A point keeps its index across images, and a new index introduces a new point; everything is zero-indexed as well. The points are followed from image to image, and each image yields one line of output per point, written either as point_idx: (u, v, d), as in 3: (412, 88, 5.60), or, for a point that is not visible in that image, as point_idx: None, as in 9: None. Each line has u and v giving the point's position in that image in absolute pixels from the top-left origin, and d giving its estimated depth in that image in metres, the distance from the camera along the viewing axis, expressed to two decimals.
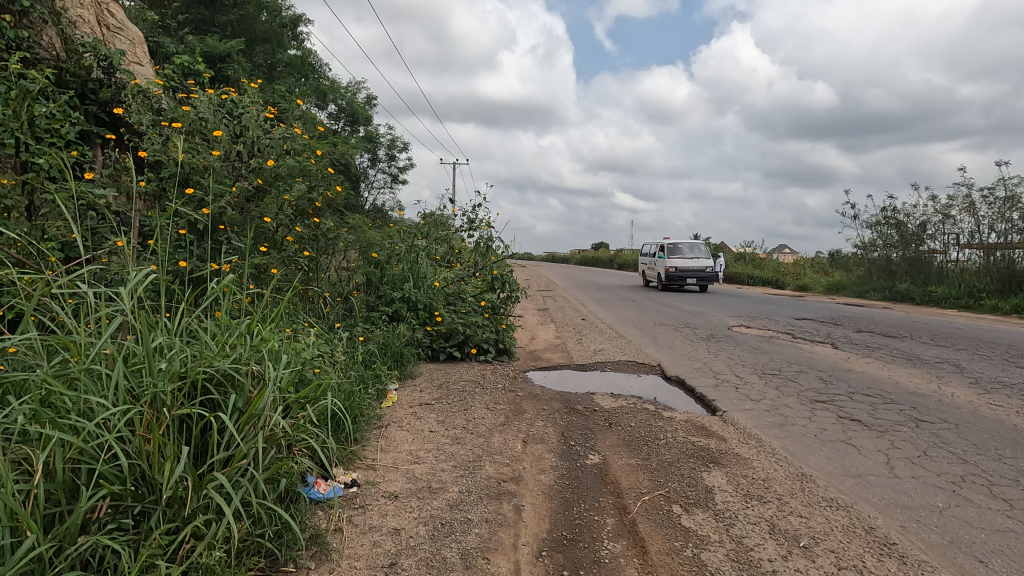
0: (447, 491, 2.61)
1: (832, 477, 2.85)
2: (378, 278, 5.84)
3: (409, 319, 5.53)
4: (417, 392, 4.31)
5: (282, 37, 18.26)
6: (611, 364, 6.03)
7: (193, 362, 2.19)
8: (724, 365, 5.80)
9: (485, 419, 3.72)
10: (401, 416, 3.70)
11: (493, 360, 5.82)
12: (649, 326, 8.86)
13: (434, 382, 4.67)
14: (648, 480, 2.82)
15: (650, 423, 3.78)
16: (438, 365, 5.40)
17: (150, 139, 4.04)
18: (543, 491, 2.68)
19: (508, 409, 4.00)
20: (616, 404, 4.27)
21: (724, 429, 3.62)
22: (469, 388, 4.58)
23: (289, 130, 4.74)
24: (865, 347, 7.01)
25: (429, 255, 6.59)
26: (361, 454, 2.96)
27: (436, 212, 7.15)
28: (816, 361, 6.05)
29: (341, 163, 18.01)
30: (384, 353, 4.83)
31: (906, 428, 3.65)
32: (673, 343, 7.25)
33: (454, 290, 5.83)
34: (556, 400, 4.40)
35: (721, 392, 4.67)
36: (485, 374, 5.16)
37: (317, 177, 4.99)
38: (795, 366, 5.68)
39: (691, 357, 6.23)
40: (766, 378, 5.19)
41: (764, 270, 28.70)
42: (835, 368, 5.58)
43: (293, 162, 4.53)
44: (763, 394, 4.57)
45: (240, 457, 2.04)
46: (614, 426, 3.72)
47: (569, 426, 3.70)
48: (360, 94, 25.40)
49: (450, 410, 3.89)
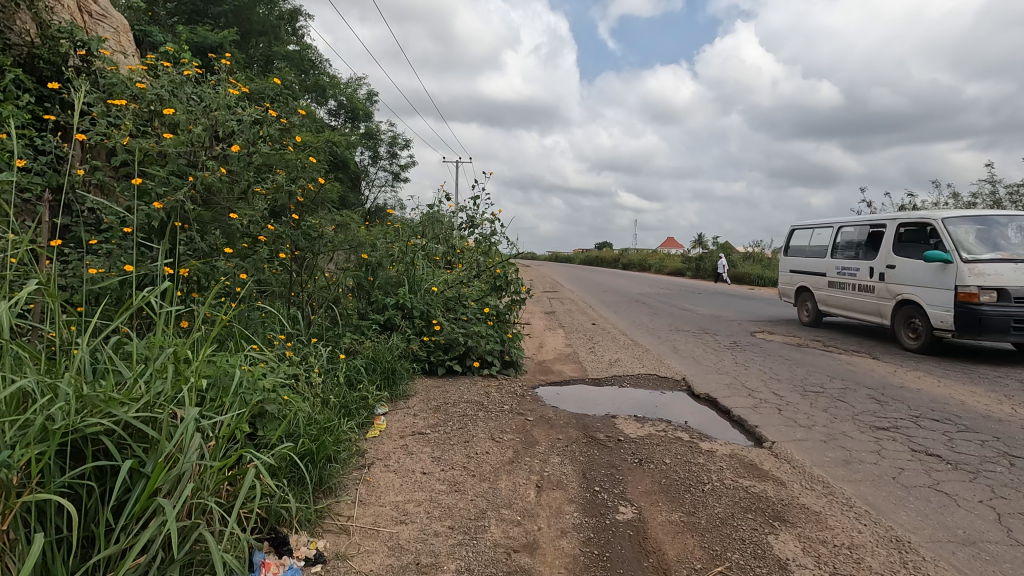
0: (441, 571, 1.98)
1: (937, 545, 2.21)
2: (370, 282, 5.25)
3: (402, 328, 4.91)
4: (410, 418, 3.68)
5: (279, 30, 17.67)
6: (630, 379, 5.39)
7: (82, 412, 1.59)
8: (758, 380, 5.16)
9: (489, 455, 3.09)
10: (389, 452, 3.07)
11: (498, 374, 5.15)
12: (666, 333, 8.20)
13: (430, 404, 4.03)
14: (699, 548, 2.20)
15: (688, 459, 3.14)
16: (436, 380, 4.78)
17: (94, 121, 3.44)
18: (566, 567, 2.06)
19: (517, 440, 3.37)
20: (644, 432, 3.63)
21: (780, 469, 2.99)
22: (471, 410, 3.95)
23: (262, 112, 4.12)
24: (908, 357, 6.35)
25: (427, 258, 5.97)
26: (332, 512, 2.34)
27: (434, 209, 6.54)
28: (860, 374, 5.41)
29: (339, 160, 17.44)
30: (373, 368, 4.19)
31: (1001, 468, 3.01)
32: (696, 353, 6.59)
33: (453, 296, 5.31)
34: (572, 425, 3.76)
35: (763, 416, 4.02)
36: (489, 393, 4.52)
37: (297, 167, 4.37)
38: (839, 382, 5.04)
39: (718, 370, 5.58)
40: (810, 397, 4.54)
41: (775, 270, 27.96)
42: (885, 384, 4.94)
43: (265, 148, 3.91)
44: (812, 419, 3.92)
45: (136, 552, 1.45)
46: (646, 463, 3.09)
47: (590, 464, 3.07)
48: (361, 91, 24.88)
49: (448, 441, 3.26)
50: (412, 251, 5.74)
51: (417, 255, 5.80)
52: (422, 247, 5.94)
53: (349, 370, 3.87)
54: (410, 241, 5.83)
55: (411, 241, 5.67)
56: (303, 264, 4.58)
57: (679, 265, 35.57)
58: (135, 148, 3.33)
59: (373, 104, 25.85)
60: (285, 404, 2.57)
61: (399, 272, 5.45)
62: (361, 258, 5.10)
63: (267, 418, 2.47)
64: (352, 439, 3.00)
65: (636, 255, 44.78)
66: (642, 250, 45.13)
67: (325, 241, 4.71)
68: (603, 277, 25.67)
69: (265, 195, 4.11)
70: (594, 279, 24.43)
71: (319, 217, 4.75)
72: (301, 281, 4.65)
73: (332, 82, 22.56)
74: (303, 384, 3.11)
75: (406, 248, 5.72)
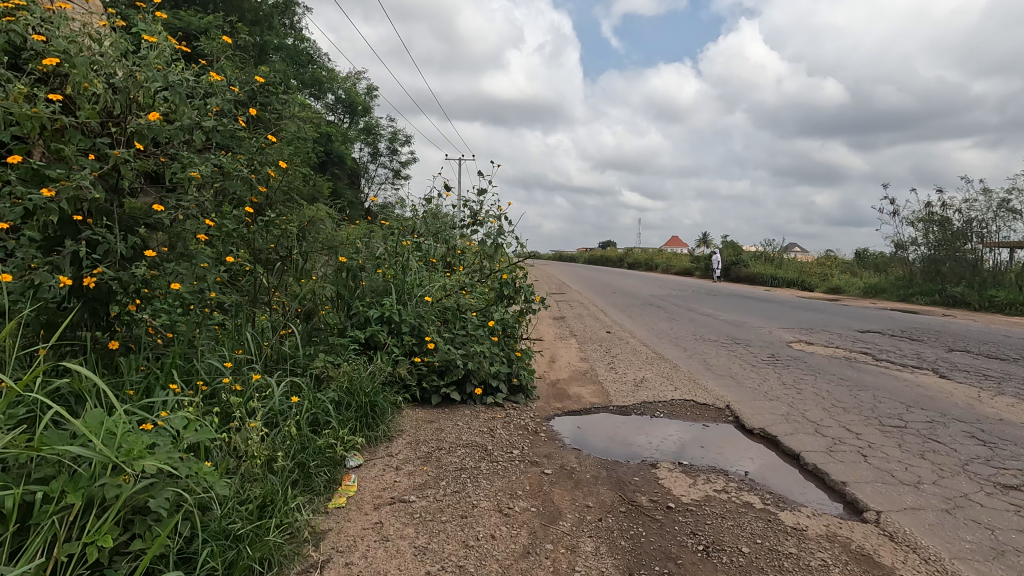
0: None
1: None
2: (350, 291, 4.38)
3: (388, 347, 4.04)
4: (392, 476, 2.80)
5: (273, 19, 16.84)
6: (663, 405, 4.50)
7: None
8: (819, 408, 4.28)
9: (496, 540, 2.22)
10: (356, 536, 2.20)
11: (504, 402, 4.26)
12: (692, 344, 7.28)
13: (420, 449, 3.16)
14: None
15: (772, 545, 2.26)
16: (429, 412, 3.90)
17: None
18: None
19: (534, 511, 2.49)
20: (700, 494, 2.75)
21: (910, 567, 2.11)
22: (473, 458, 3.09)
23: (200, 75, 3.16)
24: (982, 376, 5.44)
25: (420, 263, 5.10)
26: None
27: (432, 204, 5.68)
28: (939, 400, 4.52)
29: (336, 153, 16.64)
30: (343, 402, 3.26)
31: None
32: (733, 370, 5.70)
33: (450, 307, 4.45)
34: (604, 482, 2.89)
35: (847, 466, 3.13)
36: (494, 429, 3.64)
37: (251, 148, 3.45)
38: (919, 413, 4.14)
39: (767, 395, 4.69)
40: (895, 437, 3.64)
41: (787, 270, 27.00)
42: (977, 417, 4.04)
43: (201, 122, 2.98)
44: (913, 472, 3.03)
45: None
46: (715, 550, 2.22)
47: (638, 553, 2.19)
48: (361, 85, 24.09)
49: (440, 516, 2.39)
50: (402, 250, 4.87)
51: (408, 258, 4.93)
52: (415, 249, 5.06)
53: (317, 409, 3.02)
54: (401, 240, 4.95)
55: (402, 239, 4.80)
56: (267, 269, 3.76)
57: (687, 265, 34.60)
58: (19, 117, 2.45)
59: (372, 98, 24.96)
60: (184, 489, 1.73)
61: (387, 278, 4.59)
62: (336, 263, 4.23)
63: (153, 515, 1.65)
64: (299, 521, 2.15)
65: (642, 255, 43.77)
66: (648, 250, 44.14)
67: (292, 240, 3.84)
68: (611, 277, 24.78)
69: (209, 185, 3.27)
70: (601, 279, 23.50)
71: (283, 211, 3.85)
72: (262, 291, 3.81)
73: (330, 75, 21.70)
74: (232, 443, 2.27)
75: (397, 248, 4.86)
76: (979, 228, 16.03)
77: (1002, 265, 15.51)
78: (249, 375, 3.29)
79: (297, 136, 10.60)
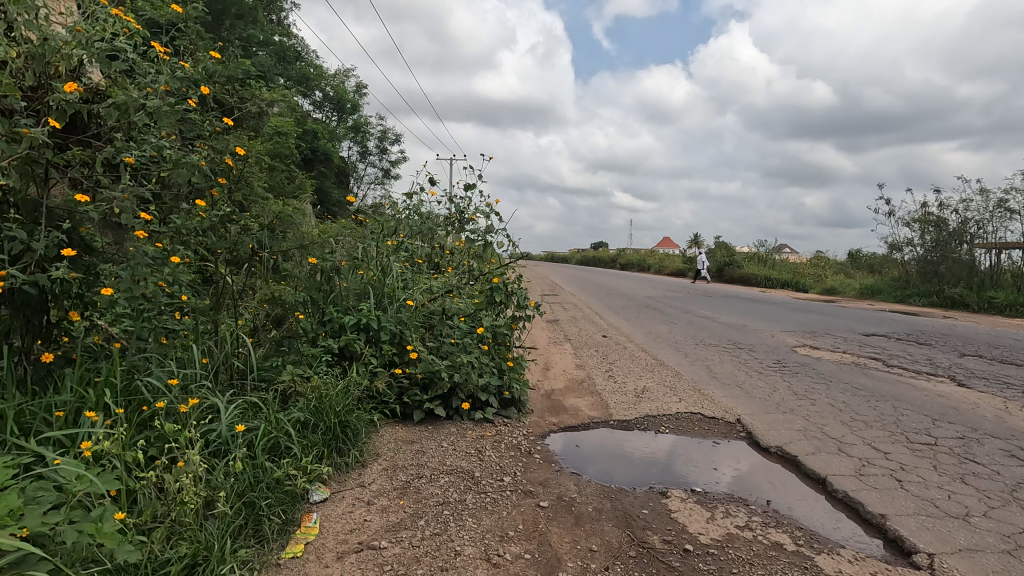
0: None
1: None
2: (323, 296, 3.96)
3: (365, 358, 3.64)
4: (362, 513, 2.40)
5: (258, 12, 16.31)
6: (668, 419, 4.13)
7: None
8: (839, 423, 3.92)
9: None
10: None
11: (494, 417, 3.87)
12: (693, 349, 6.92)
13: (397, 478, 2.76)
14: None
15: None
16: (411, 430, 3.50)
17: None
18: None
19: (529, 560, 2.10)
20: (720, 533, 2.37)
21: None
22: (458, 489, 2.68)
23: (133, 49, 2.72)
24: (1004, 384, 5.10)
25: (403, 265, 4.70)
26: None
27: (417, 201, 5.27)
28: (965, 412, 4.17)
29: (322, 152, 16.17)
30: (311, 422, 2.86)
31: None
32: (740, 378, 5.33)
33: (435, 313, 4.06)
34: (608, 517, 2.51)
35: (882, 495, 2.76)
36: (482, 451, 3.24)
37: (203, 133, 3.02)
38: (948, 428, 3.79)
39: (780, 407, 4.33)
40: (928, 457, 3.28)
41: (781, 271, 26.77)
42: (1012, 433, 3.70)
43: (138, 100, 2.55)
44: (959, 502, 2.67)
45: None
46: None
47: None
48: (350, 83, 23.62)
49: (415, 570, 1.99)
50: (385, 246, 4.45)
51: (390, 258, 4.53)
52: (398, 246, 4.64)
53: (278, 431, 2.63)
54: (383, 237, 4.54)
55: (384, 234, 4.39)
56: (230, 269, 3.36)
57: (680, 265, 34.38)
58: None
59: (361, 97, 24.48)
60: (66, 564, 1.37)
61: (366, 279, 4.18)
62: (308, 263, 3.83)
63: None
64: None
65: (635, 256, 43.50)
66: (641, 251, 43.92)
67: (253, 239, 3.40)
68: (606, 278, 24.45)
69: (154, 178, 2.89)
70: (596, 280, 23.15)
71: (242, 206, 3.42)
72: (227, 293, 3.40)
73: (318, 72, 21.21)
74: (156, 485, 1.93)
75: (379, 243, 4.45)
76: (977, 228, 15.84)
77: (1001, 265, 15.31)
78: (204, 391, 2.90)
79: (279, 131, 10.12)
